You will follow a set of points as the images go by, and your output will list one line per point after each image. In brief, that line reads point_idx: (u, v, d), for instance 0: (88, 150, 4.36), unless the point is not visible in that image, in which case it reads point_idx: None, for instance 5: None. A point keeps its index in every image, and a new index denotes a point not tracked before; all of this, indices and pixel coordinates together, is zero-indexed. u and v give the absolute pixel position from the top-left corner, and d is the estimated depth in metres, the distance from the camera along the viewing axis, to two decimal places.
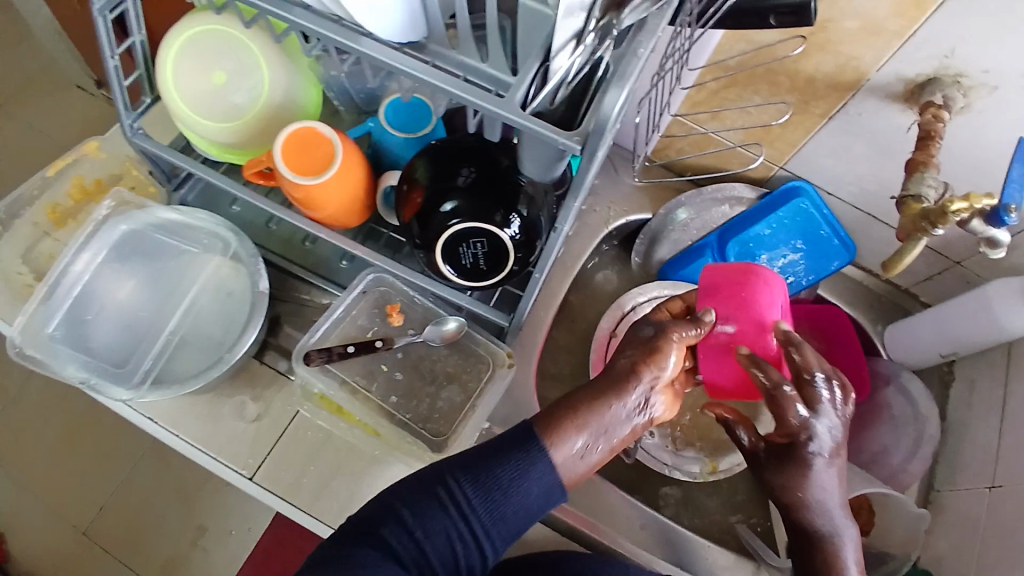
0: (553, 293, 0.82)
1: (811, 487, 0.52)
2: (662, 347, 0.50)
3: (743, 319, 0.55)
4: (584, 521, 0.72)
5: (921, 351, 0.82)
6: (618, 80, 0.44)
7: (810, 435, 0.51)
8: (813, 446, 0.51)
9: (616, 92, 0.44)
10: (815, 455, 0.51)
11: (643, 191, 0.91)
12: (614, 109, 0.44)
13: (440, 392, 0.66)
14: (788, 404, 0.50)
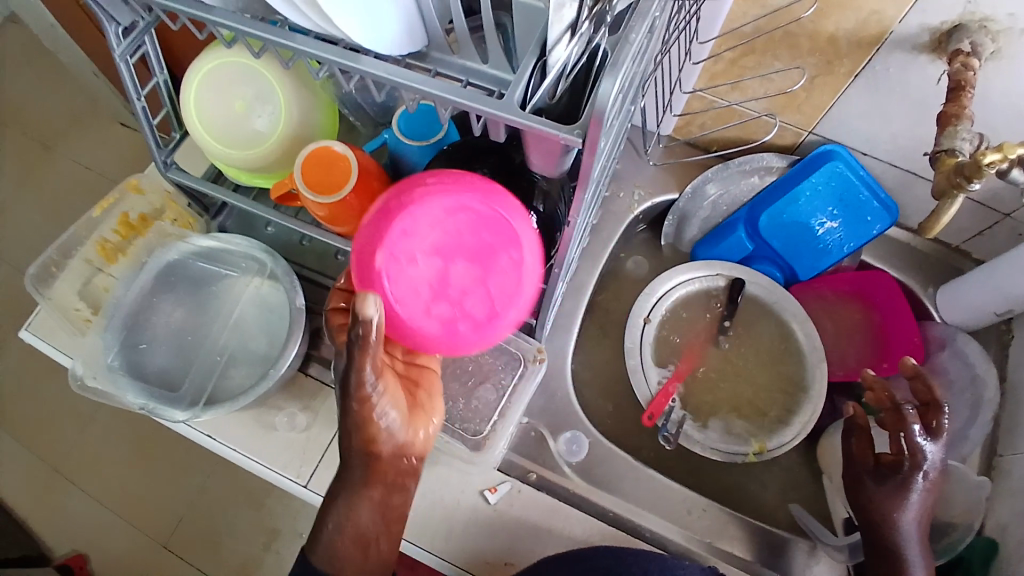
0: (582, 285, 0.84)
1: (905, 505, 0.62)
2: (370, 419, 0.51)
3: (394, 240, 0.49)
4: (628, 508, 0.75)
5: (974, 311, 0.78)
6: (612, 68, 0.44)
7: (922, 456, 0.62)
8: (922, 464, 0.62)
9: (611, 81, 0.43)
10: (919, 474, 0.62)
11: (666, 171, 0.89)
12: (611, 95, 0.43)
13: (475, 389, 0.67)
14: (908, 420, 0.62)
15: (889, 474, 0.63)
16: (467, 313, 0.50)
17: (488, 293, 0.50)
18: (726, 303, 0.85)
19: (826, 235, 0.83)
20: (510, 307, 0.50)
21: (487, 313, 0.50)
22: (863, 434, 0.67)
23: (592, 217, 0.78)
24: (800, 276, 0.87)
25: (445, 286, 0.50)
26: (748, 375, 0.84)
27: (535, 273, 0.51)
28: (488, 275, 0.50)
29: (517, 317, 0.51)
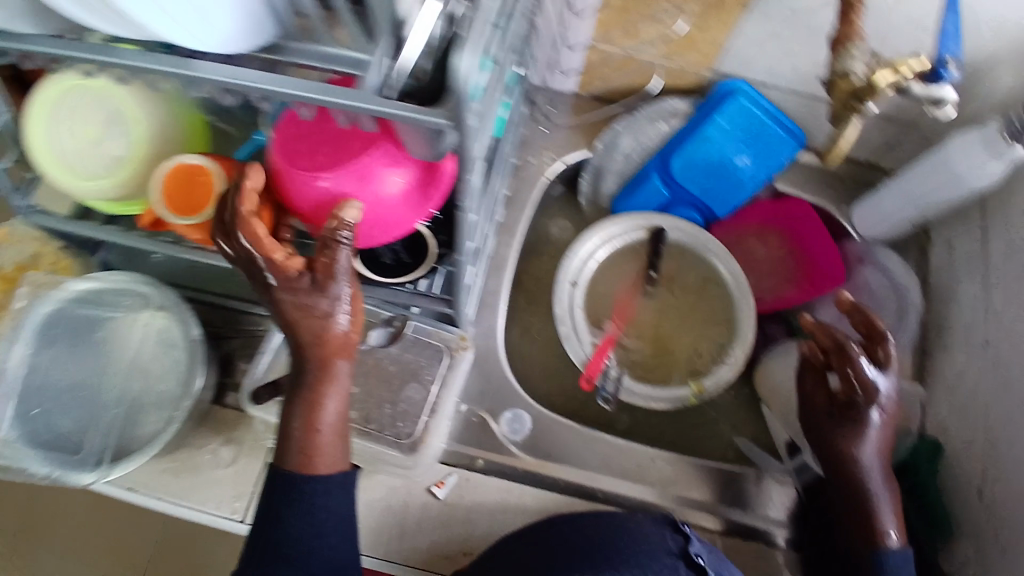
0: (504, 260, 0.80)
1: (864, 440, 0.64)
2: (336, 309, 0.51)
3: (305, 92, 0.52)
4: (581, 475, 0.74)
5: (891, 223, 0.78)
6: (468, 44, 0.40)
7: (872, 391, 0.63)
8: (872, 400, 0.63)
9: (462, 57, 0.39)
10: (873, 409, 0.64)
11: (576, 129, 0.86)
12: (468, 74, 0.39)
13: (402, 389, 0.64)
14: (853, 357, 0.63)
15: (842, 408, 0.65)
16: (316, 157, 0.49)
17: (341, 150, 0.49)
18: (649, 253, 0.84)
19: (741, 170, 0.82)
20: (348, 168, 0.49)
21: (326, 165, 0.49)
22: (816, 369, 0.68)
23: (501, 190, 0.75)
24: (719, 215, 0.85)
25: (318, 130, 0.50)
26: (679, 321, 0.84)
27: (391, 158, 0.50)
28: (348, 136, 0.50)
29: (360, 185, 0.50)
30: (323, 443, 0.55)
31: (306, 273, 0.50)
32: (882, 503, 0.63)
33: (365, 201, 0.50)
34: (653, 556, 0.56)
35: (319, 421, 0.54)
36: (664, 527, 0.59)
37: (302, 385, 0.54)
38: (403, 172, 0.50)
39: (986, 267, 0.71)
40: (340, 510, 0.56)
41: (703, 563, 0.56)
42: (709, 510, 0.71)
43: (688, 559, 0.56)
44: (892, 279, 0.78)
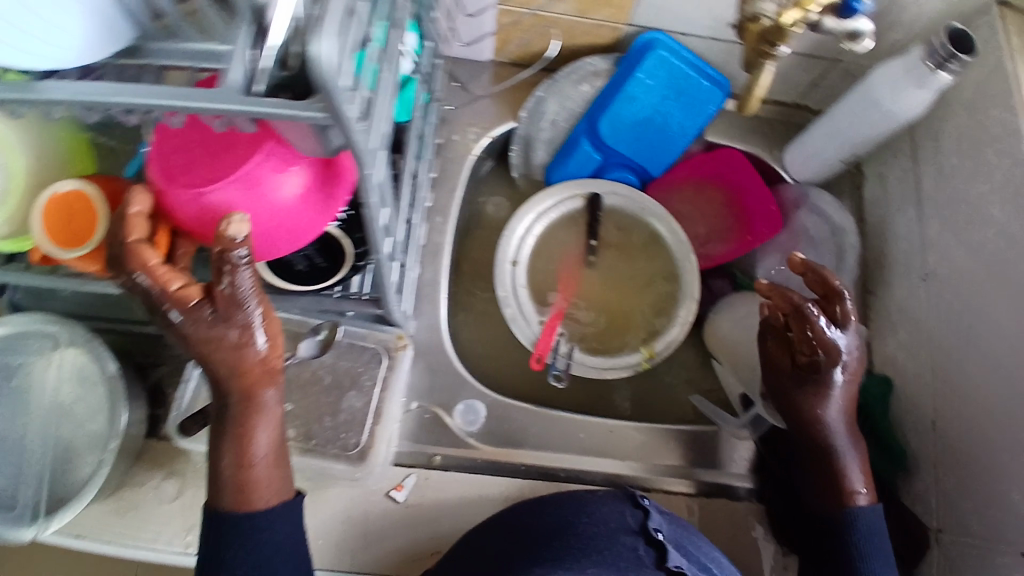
0: (437, 247, 0.76)
1: (831, 401, 0.61)
2: (247, 338, 0.46)
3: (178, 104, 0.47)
4: (541, 457, 0.73)
5: (821, 163, 0.77)
6: (318, 26, 0.34)
7: (834, 351, 0.60)
8: (834, 360, 0.60)
9: (321, 35, 0.33)
10: (835, 370, 0.60)
11: (498, 100, 0.82)
12: (327, 62, 0.34)
13: (341, 399, 0.61)
14: (813, 320, 0.59)
15: (808, 375, 0.61)
16: (197, 173, 0.45)
17: (222, 160, 0.46)
18: (586, 222, 0.82)
19: (670, 124, 0.79)
20: (232, 178, 0.45)
21: (208, 178, 0.45)
22: (777, 337, 0.64)
23: (427, 176, 0.73)
24: (654, 173, 0.83)
25: (196, 142, 0.46)
26: (624, 287, 0.83)
27: (279, 161, 0.46)
28: (228, 143, 0.46)
29: (250, 196, 0.46)
30: (259, 477, 0.52)
31: (206, 302, 0.45)
32: (851, 466, 0.62)
33: (260, 212, 0.47)
34: (612, 537, 0.54)
35: (250, 452, 0.51)
36: (622, 504, 0.57)
37: (227, 416, 0.50)
38: (296, 176, 0.47)
39: (919, 198, 0.70)
40: (289, 533, 0.54)
41: (661, 538, 0.54)
42: (671, 469, 0.72)
43: (647, 535, 0.54)
44: (829, 220, 0.77)
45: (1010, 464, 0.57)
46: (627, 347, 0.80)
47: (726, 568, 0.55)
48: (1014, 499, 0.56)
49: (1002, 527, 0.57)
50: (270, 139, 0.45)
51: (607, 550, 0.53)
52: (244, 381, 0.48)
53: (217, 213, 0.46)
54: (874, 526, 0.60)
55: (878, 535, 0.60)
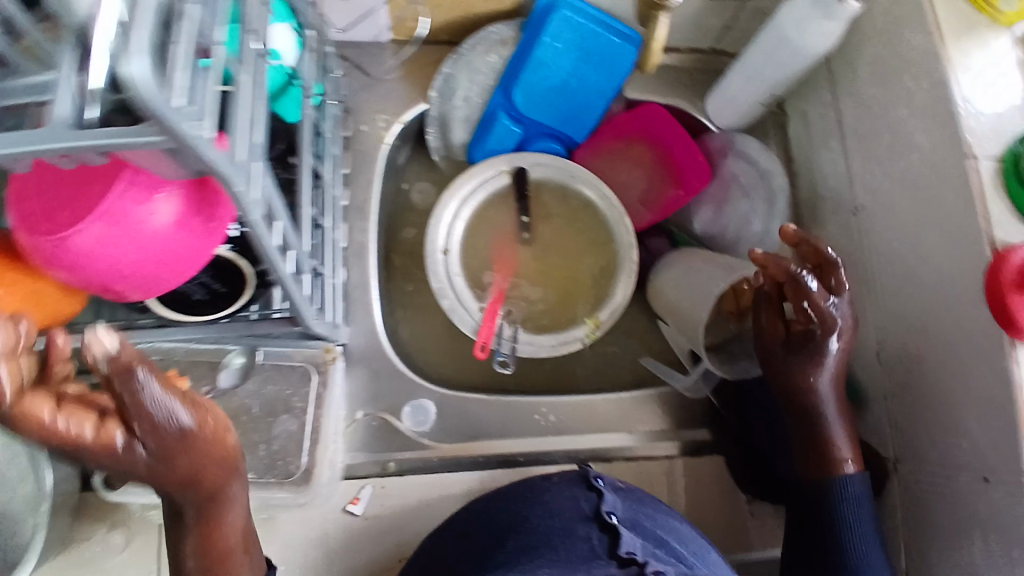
0: (362, 246, 0.72)
1: (824, 368, 0.60)
2: (181, 444, 0.41)
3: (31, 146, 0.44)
4: (496, 445, 0.72)
5: (742, 107, 0.75)
6: (130, 44, 0.31)
7: (832, 322, 0.58)
8: (831, 330, 0.58)
9: (132, 56, 0.30)
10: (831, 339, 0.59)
11: (405, 81, 0.77)
12: (145, 83, 0.31)
13: (273, 425, 0.61)
14: (807, 287, 0.56)
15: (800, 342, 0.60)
16: (58, 214, 0.42)
17: (81, 198, 0.42)
18: (516, 198, 0.79)
19: (587, 87, 0.76)
20: (94, 215, 0.42)
21: (71, 219, 0.42)
22: (774, 305, 0.61)
23: (336, 177, 0.68)
24: (578, 140, 0.80)
25: (53, 181, 0.43)
26: (562, 259, 0.80)
27: (139, 190, 0.43)
28: (85, 179, 0.43)
29: (119, 231, 0.43)
30: (232, 550, 0.49)
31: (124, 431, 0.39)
32: (836, 433, 0.61)
33: (134, 245, 0.44)
34: (567, 527, 0.53)
35: (222, 544, 0.49)
36: (578, 491, 0.57)
37: (182, 525, 0.48)
38: (167, 204, 0.44)
39: (842, 133, 0.69)
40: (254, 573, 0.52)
41: (615, 521, 0.52)
42: (632, 436, 0.74)
43: (600, 520, 0.53)
44: (757, 166, 0.76)
45: (957, 390, 0.57)
46: (570, 321, 0.78)
47: (682, 539, 0.55)
48: (965, 423, 0.56)
49: (955, 451, 0.58)
50: (129, 168, 0.42)
51: (560, 540, 0.52)
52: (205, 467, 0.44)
53: (88, 254, 0.43)
54: (860, 498, 0.60)
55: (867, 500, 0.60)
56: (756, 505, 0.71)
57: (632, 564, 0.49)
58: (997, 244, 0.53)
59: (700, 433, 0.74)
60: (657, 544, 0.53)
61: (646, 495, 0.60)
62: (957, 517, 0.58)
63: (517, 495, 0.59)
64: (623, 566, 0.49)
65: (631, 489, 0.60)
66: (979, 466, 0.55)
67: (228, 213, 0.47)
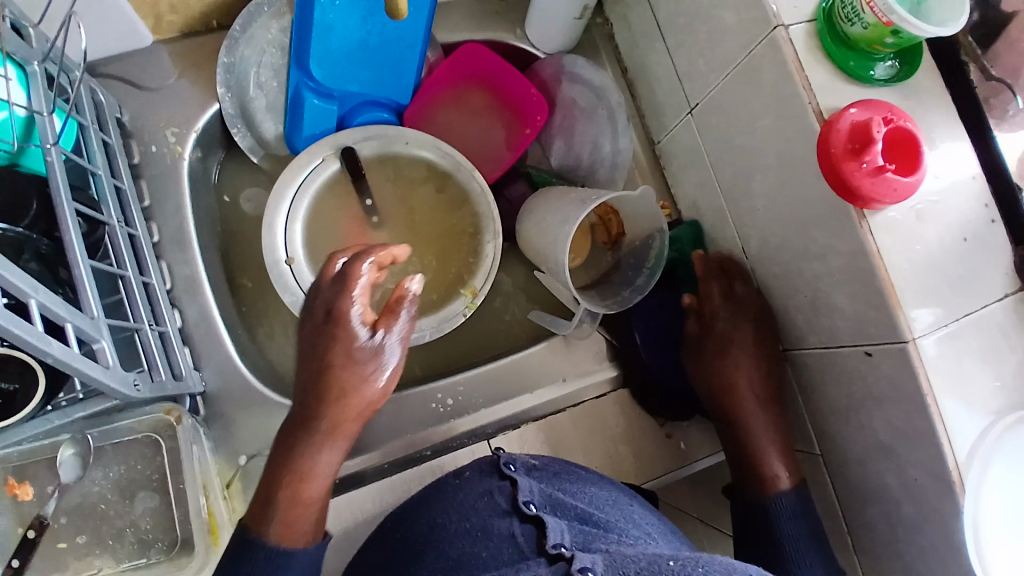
0: (191, 280, 0.65)
1: (734, 369, 0.63)
2: (383, 356, 0.56)
3: None
4: (399, 446, 0.68)
5: (560, 26, 0.70)
6: None
7: (739, 335, 0.63)
8: (738, 339, 0.63)
9: None
10: (740, 350, 0.63)
11: (185, 84, 0.67)
12: None
13: (133, 506, 0.56)
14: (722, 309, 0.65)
15: (714, 339, 0.66)
16: None
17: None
18: (353, 182, 0.71)
19: (393, 41, 0.69)
20: None
21: None
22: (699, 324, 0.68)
23: (129, 215, 0.60)
24: (405, 102, 0.72)
25: None
26: (423, 232, 0.74)
27: None
28: None
29: None
30: (299, 510, 0.52)
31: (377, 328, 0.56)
32: (761, 445, 0.62)
33: None
34: (485, 527, 0.49)
35: (308, 494, 0.53)
36: (492, 484, 0.53)
37: (307, 436, 0.54)
38: None
39: (662, 29, 0.65)
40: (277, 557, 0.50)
41: (534, 510, 0.48)
42: (534, 395, 0.71)
43: (519, 513, 0.49)
44: (590, 84, 0.72)
45: (820, 271, 0.55)
46: (446, 296, 0.73)
47: (603, 505, 0.52)
48: (835, 300, 0.54)
49: (833, 330, 0.56)
50: None
51: (483, 547, 0.47)
52: (346, 404, 0.54)
53: None
54: (787, 514, 0.59)
55: (798, 515, 0.59)
56: (672, 427, 0.71)
57: (560, 559, 0.43)
58: (823, 112, 0.49)
59: (597, 375, 0.73)
60: (581, 522, 0.49)
61: (562, 466, 0.57)
62: (848, 394, 0.57)
63: (431, 504, 0.54)
64: (553, 564, 0.43)
65: (547, 465, 0.57)
66: (860, 341, 0.53)
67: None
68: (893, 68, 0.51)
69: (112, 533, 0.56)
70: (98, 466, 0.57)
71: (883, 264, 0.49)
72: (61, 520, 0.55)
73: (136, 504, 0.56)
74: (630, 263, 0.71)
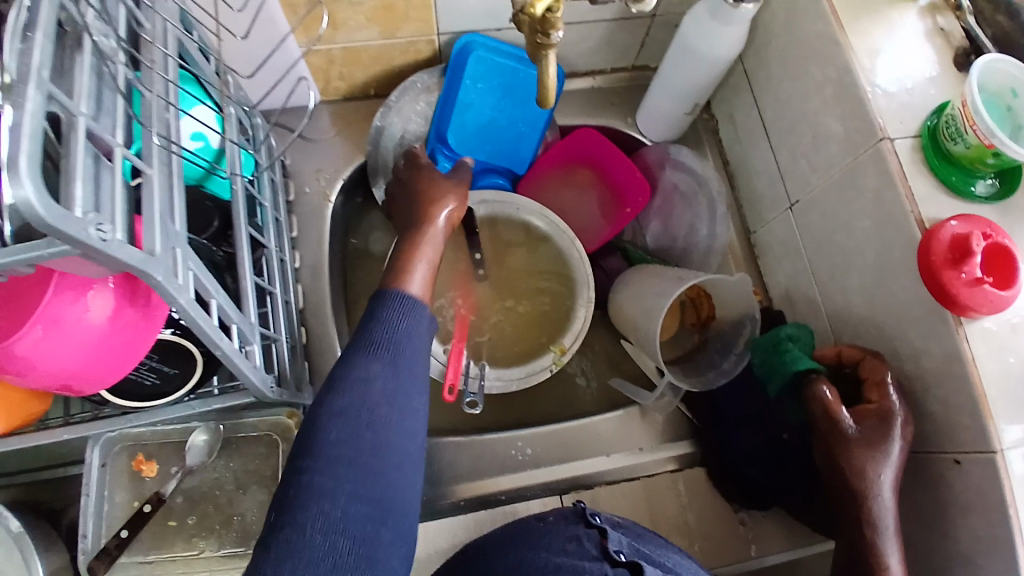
0: (319, 303, 0.73)
1: (884, 462, 0.54)
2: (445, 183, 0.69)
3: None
4: (477, 483, 0.72)
5: (670, 120, 0.77)
6: (10, 168, 0.32)
7: (896, 412, 0.55)
8: (897, 419, 0.54)
9: (21, 179, 0.32)
10: (897, 429, 0.54)
11: (340, 140, 0.78)
12: (36, 202, 0.32)
13: (244, 496, 0.63)
14: (886, 398, 0.55)
15: (873, 417, 0.55)
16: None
17: (21, 308, 0.46)
18: (467, 236, 0.78)
19: (519, 120, 0.78)
20: (32, 323, 0.46)
21: (9, 330, 0.46)
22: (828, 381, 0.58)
23: (283, 242, 0.69)
24: (521, 172, 0.81)
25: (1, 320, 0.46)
26: (523, 288, 0.80)
27: (72, 292, 0.47)
28: (20, 294, 0.46)
29: (42, 344, 0.46)
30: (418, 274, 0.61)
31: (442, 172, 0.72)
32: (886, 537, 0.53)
33: (65, 357, 0.48)
34: (576, 566, 0.51)
35: (417, 260, 0.63)
36: (579, 530, 0.55)
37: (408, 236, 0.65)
38: (99, 311, 0.48)
39: (768, 131, 0.71)
40: (392, 342, 0.52)
41: (627, 558, 0.51)
42: (609, 458, 0.74)
43: (610, 558, 0.51)
44: (693, 173, 0.78)
45: (913, 372, 0.56)
46: (536, 350, 0.78)
47: (686, 571, 0.53)
48: (925, 403, 0.55)
49: (920, 433, 0.56)
50: (76, 301, 0.47)
51: None
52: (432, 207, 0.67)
53: (26, 361, 0.47)
54: None
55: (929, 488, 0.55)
56: (746, 514, 0.71)
57: None
58: (925, 222, 0.53)
59: (675, 449, 0.75)
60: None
61: (645, 530, 0.59)
62: (928, 500, 0.56)
63: (514, 540, 0.57)
64: None
65: (628, 526, 0.58)
66: (948, 448, 0.54)
67: (163, 302, 0.51)
68: (991, 187, 0.54)
69: (221, 519, 0.62)
70: (221, 455, 0.64)
71: (977, 372, 0.50)
72: (176, 500, 0.62)
73: (246, 496, 0.63)
74: (717, 347, 0.74)
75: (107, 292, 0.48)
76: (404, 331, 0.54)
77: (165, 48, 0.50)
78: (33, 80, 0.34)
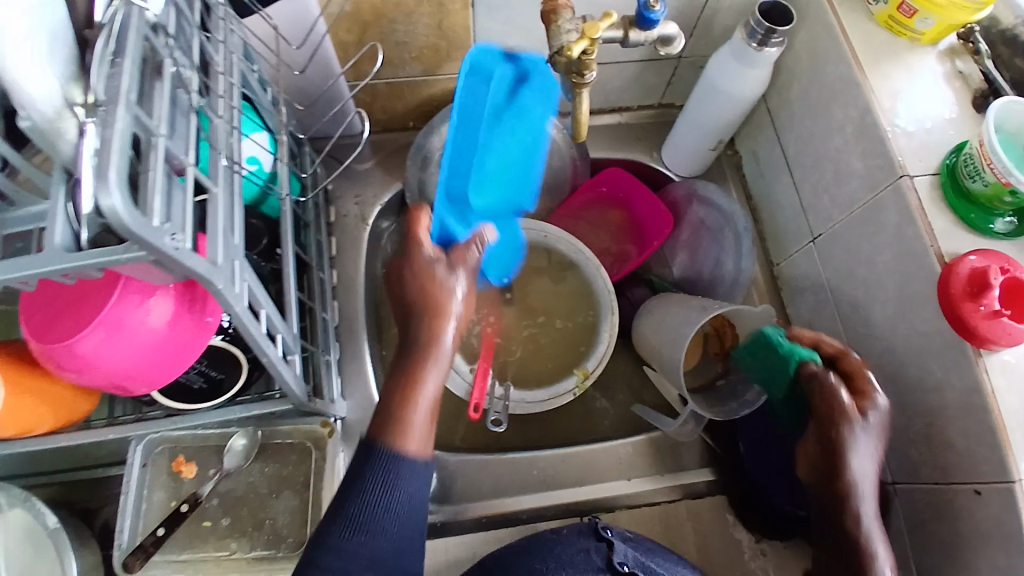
0: (353, 320, 0.76)
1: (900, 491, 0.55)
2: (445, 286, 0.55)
3: (65, 292, 0.51)
4: (499, 502, 0.73)
5: (696, 155, 0.80)
6: (99, 179, 0.36)
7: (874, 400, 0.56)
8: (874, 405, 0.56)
9: (108, 189, 0.36)
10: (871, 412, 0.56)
11: (380, 167, 0.83)
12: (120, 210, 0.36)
13: (277, 500, 0.65)
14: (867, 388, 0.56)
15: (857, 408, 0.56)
16: (59, 335, 0.49)
17: (86, 308, 0.50)
18: None
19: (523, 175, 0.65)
20: (95, 324, 0.49)
21: (73, 330, 0.49)
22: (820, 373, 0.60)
23: (323, 262, 0.73)
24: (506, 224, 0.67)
25: (66, 322, 0.50)
26: (549, 312, 0.83)
27: (136, 294, 0.50)
28: (88, 296, 0.50)
29: (102, 344, 0.50)
30: (417, 415, 0.52)
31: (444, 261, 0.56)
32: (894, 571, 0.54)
33: (121, 359, 0.51)
34: None
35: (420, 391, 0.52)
36: (588, 542, 0.58)
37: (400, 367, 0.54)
38: (158, 312, 0.51)
39: (790, 167, 0.73)
40: (379, 515, 0.49)
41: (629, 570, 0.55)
42: (630, 483, 0.75)
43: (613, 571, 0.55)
44: (719, 207, 0.80)
45: (934, 403, 0.57)
46: (561, 372, 0.80)
47: None
48: (949, 434, 0.56)
49: (943, 465, 0.57)
50: (137, 301, 0.50)
51: None
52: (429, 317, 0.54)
53: (88, 360, 0.50)
54: None
55: None
56: (767, 544, 0.71)
57: None
58: (944, 255, 0.54)
59: (697, 476, 0.75)
60: None
61: (656, 546, 0.60)
62: (951, 532, 0.56)
63: (529, 550, 0.58)
64: None
65: (641, 539, 0.60)
66: (970, 478, 0.54)
67: (218, 308, 0.56)
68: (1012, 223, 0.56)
69: (255, 521, 0.65)
70: (258, 459, 0.67)
71: (998, 404, 0.51)
72: (212, 501, 0.65)
73: (279, 501, 0.65)
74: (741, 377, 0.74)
75: (164, 296, 0.52)
76: (394, 500, 0.50)
77: (230, 78, 0.55)
78: (121, 103, 0.39)
